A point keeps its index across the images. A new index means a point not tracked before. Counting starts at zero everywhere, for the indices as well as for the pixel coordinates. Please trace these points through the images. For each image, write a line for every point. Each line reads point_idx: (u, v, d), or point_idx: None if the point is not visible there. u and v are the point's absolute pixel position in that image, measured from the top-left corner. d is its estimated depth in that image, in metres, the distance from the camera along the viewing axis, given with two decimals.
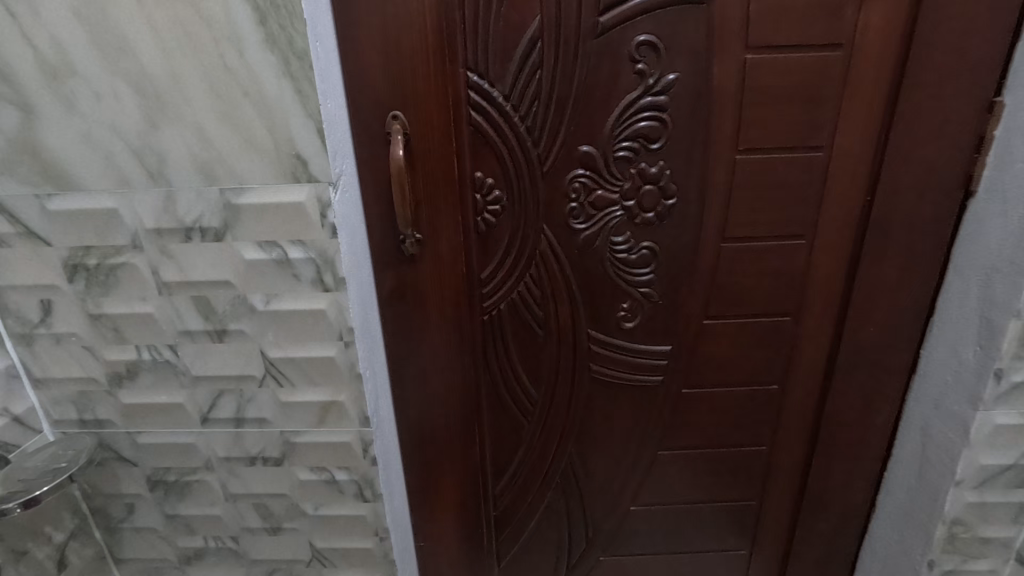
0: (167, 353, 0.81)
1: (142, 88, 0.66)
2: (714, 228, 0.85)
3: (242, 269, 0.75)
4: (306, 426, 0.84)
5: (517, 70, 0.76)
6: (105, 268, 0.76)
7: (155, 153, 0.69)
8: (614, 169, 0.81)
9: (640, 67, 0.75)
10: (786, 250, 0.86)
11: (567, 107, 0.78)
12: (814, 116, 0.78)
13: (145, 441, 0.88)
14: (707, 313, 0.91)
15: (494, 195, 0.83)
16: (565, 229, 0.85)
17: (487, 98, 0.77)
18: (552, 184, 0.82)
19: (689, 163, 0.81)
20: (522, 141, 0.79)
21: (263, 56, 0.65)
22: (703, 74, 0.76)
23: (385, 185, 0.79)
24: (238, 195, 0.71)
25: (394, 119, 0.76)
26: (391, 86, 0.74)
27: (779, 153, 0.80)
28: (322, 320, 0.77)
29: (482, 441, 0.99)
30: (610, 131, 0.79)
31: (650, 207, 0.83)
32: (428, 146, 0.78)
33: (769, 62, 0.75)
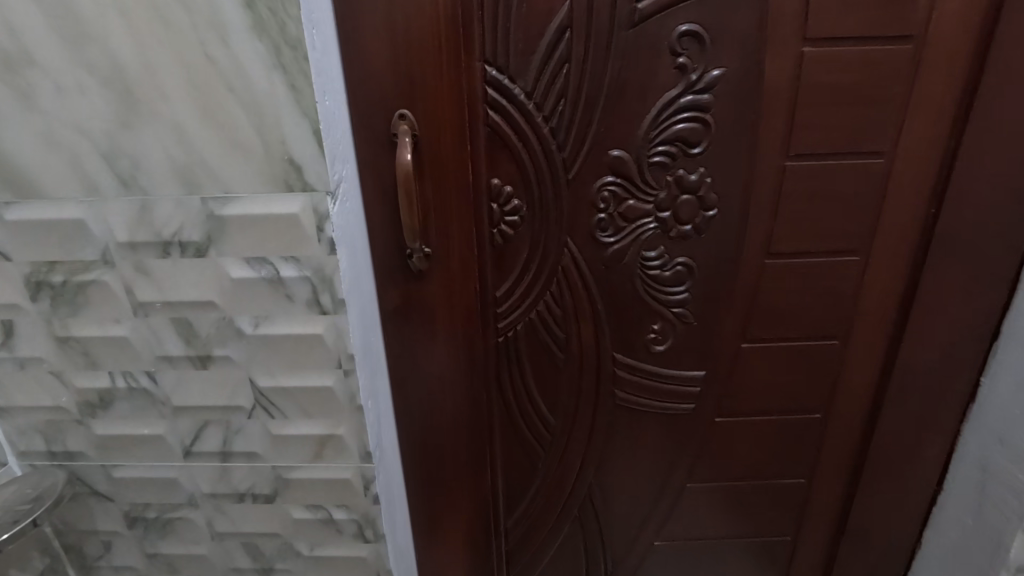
0: (145, 381, 0.72)
1: (111, 82, 0.57)
2: (757, 242, 0.76)
3: (228, 288, 0.66)
4: (300, 461, 0.76)
5: (541, 63, 0.67)
6: (72, 286, 0.67)
7: (127, 157, 0.60)
8: (648, 176, 0.72)
9: (681, 62, 0.66)
10: (837, 267, 0.77)
11: (597, 107, 0.69)
12: (876, 118, 0.69)
13: (122, 476, 0.79)
14: (746, 335, 0.82)
15: (513, 204, 0.74)
16: (591, 242, 0.76)
17: (507, 95, 0.68)
18: (577, 192, 0.73)
19: (733, 170, 0.72)
20: (545, 144, 0.70)
21: (250, 45, 0.56)
22: (752, 69, 0.67)
23: (390, 193, 0.70)
24: (223, 205, 0.62)
25: (401, 118, 0.67)
26: (398, 81, 0.65)
27: (834, 159, 0.71)
28: (318, 346, 0.69)
29: (494, 473, 0.91)
30: (645, 134, 0.70)
31: (687, 219, 0.74)
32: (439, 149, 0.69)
33: (828, 57, 0.66)
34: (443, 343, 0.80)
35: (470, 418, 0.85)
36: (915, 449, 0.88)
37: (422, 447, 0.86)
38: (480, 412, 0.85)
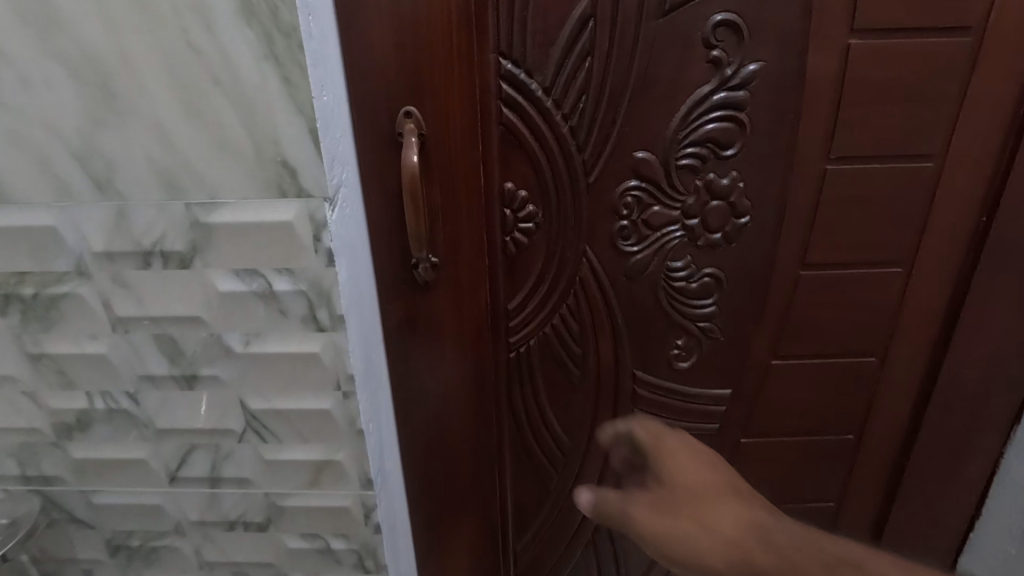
0: (126, 402, 0.66)
1: (82, 73, 0.51)
2: (792, 252, 0.70)
3: (216, 303, 0.60)
4: (294, 488, 0.70)
5: (561, 56, 0.60)
6: (45, 300, 0.61)
7: (102, 157, 0.54)
8: (676, 181, 0.66)
9: (715, 55, 0.60)
10: (878, 279, 0.71)
11: (621, 104, 0.62)
12: (926, 118, 0.63)
13: (103, 502, 0.73)
14: (776, 351, 0.76)
15: (527, 210, 0.68)
16: (612, 252, 0.70)
17: (523, 91, 0.62)
18: (598, 197, 0.67)
19: (768, 174, 0.66)
20: (563, 145, 0.64)
21: (238, 33, 0.50)
22: (793, 64, 0.61)
23: (395, 198, 0.64)
24: (209, 212, 0.56)
25: (406, 116, 0.60)
26: (404, 75, 0.59)
27: (879, 162, 0.65)
28: (314, 365, 0.63)
29: (504, 496, 0.85)
30: (673, 134, 0.64)
31: (717, 227, 0.68)
32: (448, 150, 0.63)
33: (876, 50, 0.60)
34: (451, 360, 0.74)
35: (478, 439, 0.79)
36: (956, 473, 0.82)
37: (428, 470, 0.80)
38: (489, 433, 0.79)
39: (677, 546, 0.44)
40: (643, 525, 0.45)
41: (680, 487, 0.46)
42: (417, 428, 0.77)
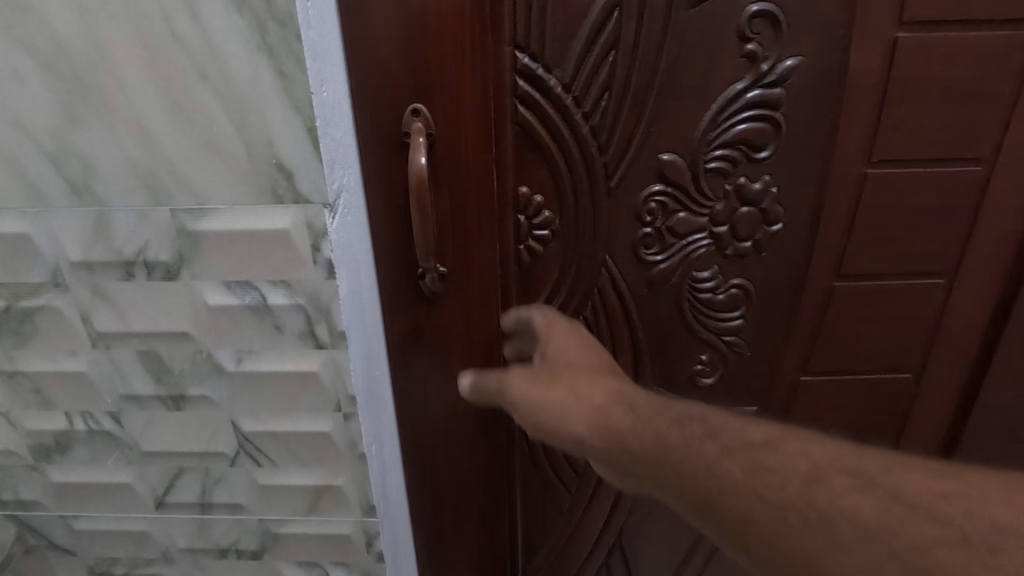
0: (108, 423, 0.61)
1: (54, 65, 0.45)
2: (827, 262, 0.65)
3: (206, 318, 0.55)
4: (291, 515, 0.65)
5: (582, 50, 0.55)
6: (18, 313, 0.56)
7: (77, 158, 0.49)
8: (704, 185, 0.61)
9: (751, 48, 0.55)
10: (916, 291, 0.67)
11: (647, 102, 0.58)
12: (976, 119, 0.58)
13: (85, 529, 0.68)
14: (807, 367, 0.71)
15: (543, 216, 0.63)
16: (633, 261, 0.65)
17: (541, 87, 0.57)
18: (619, 203, 0.62)
19: (803, 178, 0.61)
20: (583, 146, 0.60)
21: (228, 20, 0.45)
22: (835, 59, 0.56)
23: (400, 203, 0.59)
24: (197, 219, 0.51)
25: (414, 114, 0.55)
26: (411, 69, 0.54)
27: (923, 166, 0.60)
28: (313, 384, 0.58)
29: (513, 518, 0.80)
30: (702, 135, 0.59)
31: (747, 235, 0.63)
32: (459, 151, 0.58)
33: (925, 45, 0.55)
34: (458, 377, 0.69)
35: (486, 460, 0.74)
36: None
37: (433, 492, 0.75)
38: (499, 452, 0.74)
39: (545, 407, 0.54)
40: (518, 387, 0.56)
41: (561, 363, 0.57)
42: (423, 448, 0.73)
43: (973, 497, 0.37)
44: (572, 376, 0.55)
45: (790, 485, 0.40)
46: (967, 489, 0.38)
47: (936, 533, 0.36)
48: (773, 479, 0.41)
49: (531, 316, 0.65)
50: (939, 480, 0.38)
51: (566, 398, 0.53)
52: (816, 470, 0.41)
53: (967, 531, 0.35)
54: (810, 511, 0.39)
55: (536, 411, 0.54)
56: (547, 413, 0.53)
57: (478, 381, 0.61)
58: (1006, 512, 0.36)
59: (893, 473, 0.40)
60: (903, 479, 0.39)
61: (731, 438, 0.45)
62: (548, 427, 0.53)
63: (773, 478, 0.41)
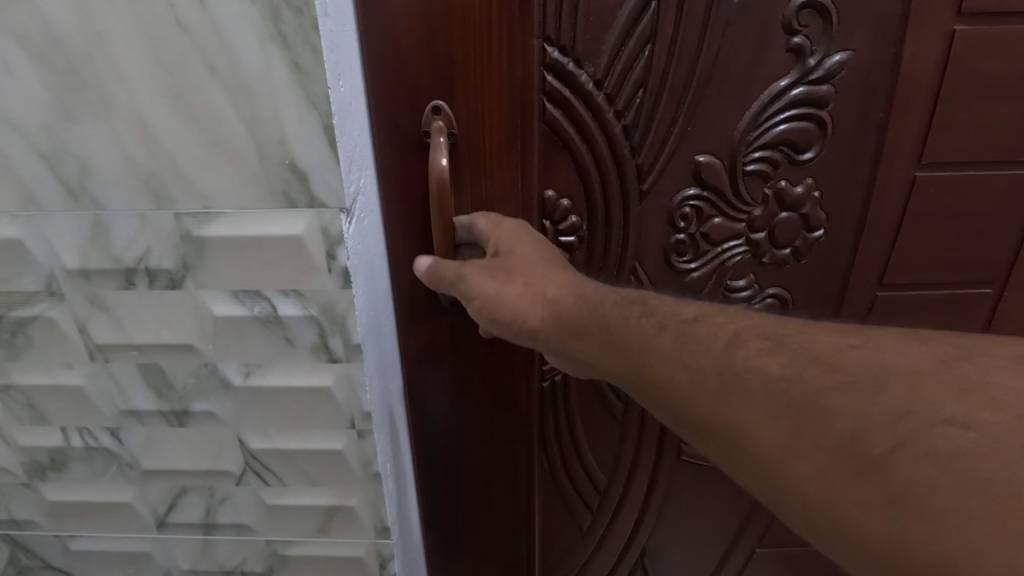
0: (107, 439, 0.57)
1: (48, 56, 0.42)
2: (869, 270, 0.63)
3: (211, 330, 0.52)
4: (302, 537, 0.61)
5: (616, 43, 0.52)
6: (10, 323, 0.52)
7: (73, 157, 0.45)
8: (743, 189, 0.58)
9: (797, 42, 0.52)
10: (962, 300, 0.64)
11: (685, 99, 0.54)
12: None
13: (82, 549, 0.64)
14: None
15: (570, 222, 0.59)
16: (665, 270, 0.62)
17: (571, 83, 0.53)
18: (652, 208, 0.59)
19: (847, 181, 0.58)
20: (615, 147, 0.56)
21: (238, 6, 0.41)
22: (887, 55, 0.53)
23: (420, 206, 0.56)
24: (203, 223, 0.48)
25: (434, 112, 0.52)
26: (434, 63, 0.50)
27: (976, 169, 0.58)
28: (325, 401, 0.54)
29: (530, 543, 0.75)
30: (742, 135, 0.56)
31: (786, 241, 0.61)
32: (483, 152, 0.54)
33: (985, 39, 0.52)
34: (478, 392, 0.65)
35: (506, 479, 0.70)
36: None
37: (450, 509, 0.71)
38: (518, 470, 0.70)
39: (499, 304, 0.48)
40: (471, 285, 0.49)
41: (516, 259, 0.50)
42: (440, 463, 0.69)
43: (884, 349, 0.36)
44: (526, 268, 0.49)
45: (711, 351, 0.40)
46: (871, 342, 0.37)
47: (834, 380, 0.35)
48: (698, 348, 0.41)
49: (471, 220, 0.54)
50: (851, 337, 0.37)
51: (520, 292, 0.48)
52: (736, 336, 0.40)
53: (875, 383, 0.34)
54: (727, 369, 0.39)
55: (488, 305, 0.48)
56: (501, 307, 0.48)
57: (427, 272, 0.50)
58: (903, 357, 0.35)
59: (808, 334, 0.39)
60: (817, 339, 0.38)
61: (669, 316, 0.44)
62: (499, 322, 0.49)
63: (699, 347, 0.41)
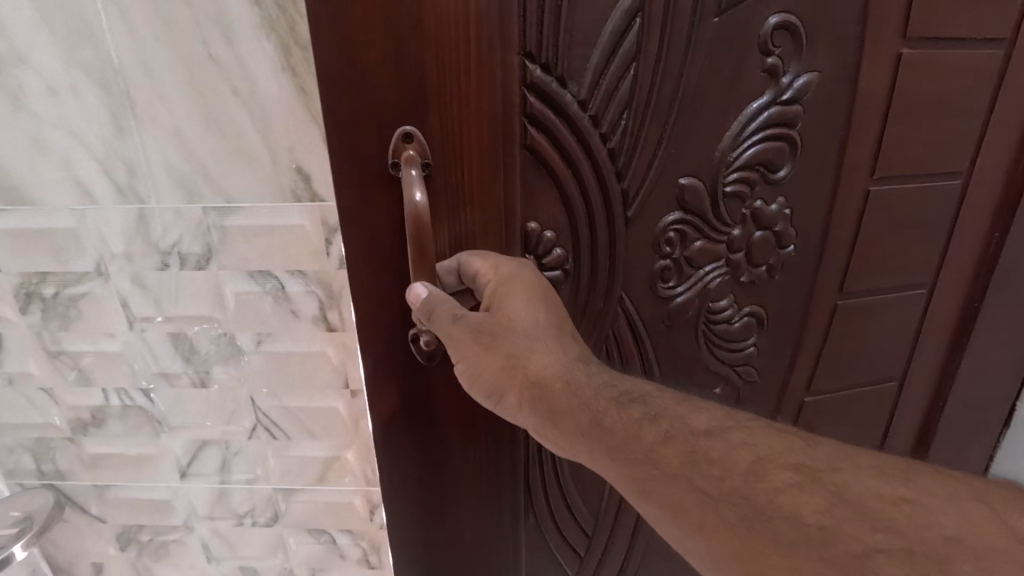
0: (140, 398, 0.68)
1: (106, 82, 0.53)
2: (832, 281, 0.68)
3: (231, 304, 0.63)
4: (302, 484, 0.72)
5: (599, 64, 0.51)
6: (64, 299, 0.63)
7: (124, 163, 0.57)
8: (722, 213, 0.61)
9: (771, 61, 0.55)
10: (899, 300, 0.73)
11: (663, 114, 0.55)
12: (956, 137, 0.65)
13: (114, 497, 0.75)
14: (811, 389, 0.75)
15: (555, 254, 0.58)
16: (651, 296, 0.63)
17: (553, 100, 0.52)
18: (637, 233, 0.60)
19: (811, 199, 0.63)
20: (600, 169, 0.56)
21: (257, 44, 0.52)
22: (849, 75, 0.58)
23: (386, 241, 0.51)
24: (224, 215, 0.59)
25: (405, 138, 0.48)
26: (404, 79, 0.46)
27: (914, 181, 0.66)
28: (325, 364, 0.65)
29: None
30: (722, 157, 0.58)
31: (761, 260, 0.64)
32: (463, 182, 0.51)
33: (928, 61, 0.59)
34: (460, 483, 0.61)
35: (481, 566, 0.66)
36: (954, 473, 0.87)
37: None
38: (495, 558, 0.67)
39: (481, 372, 0.48)
40: (453, 340, 0.46)
41: (507, 321, 0.47)
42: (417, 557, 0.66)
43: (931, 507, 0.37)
44: (508, 341, 0.47)
45: (730, 479, 0.40)
46: (915, 493, 0.38)
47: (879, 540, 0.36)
48: (709, 470, 0.40)
49: (460, 261, 0.52)
50: (895, 485, 0.38)
51: (501, 360, 0.47)
52: (760, 465, 0.40)
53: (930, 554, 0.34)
54: (745, 505, 0.39)
55: (471, 374, 0.48)
56: (483, 381, 0.48)
57: (415, 311, 0.47)
58: (950, 516, 0.36)
59: (844, 476, 0.39)
60: (854, 484, 0.39)
61: (675, 423, 0.43)
62: (478, 391, 0.49)
63: (714, 468, 0.40)
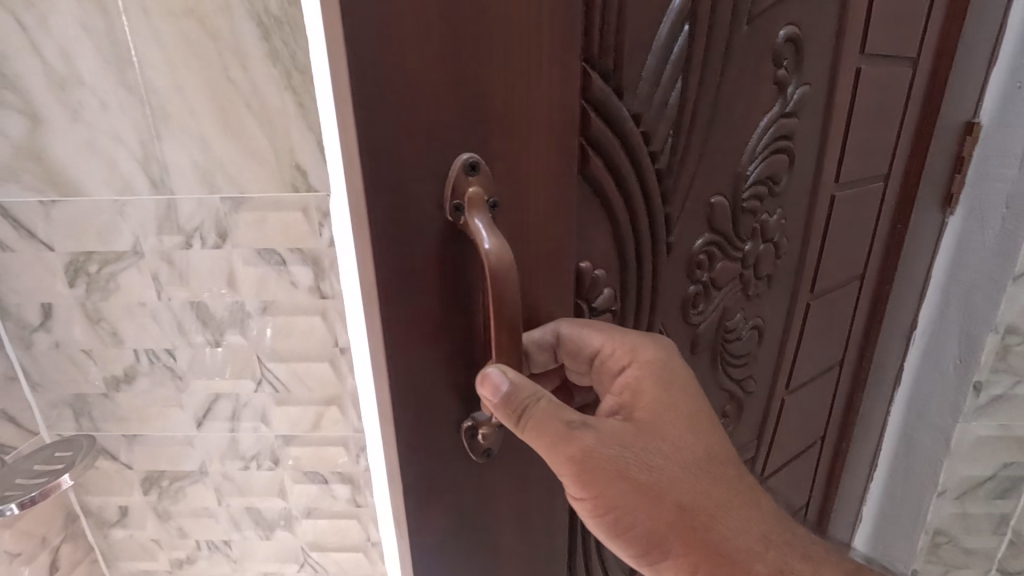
0: (165, 357, 0.82)
1: (146, 99, 0.68)
2: (808, 280, 0.72)
3: (242, 277, 0.77)
4: (297, 432, 0.86)
5: (655, 71, 0.42)
6: (105, 274, 0.77)
7: (159, 163, 0.71)
8: (741, 227, 0.58)
9: (781, 74, 0.54)
10: (843, 290, 0.79)
11: (703, 129, 0.49)
12: (878, 145, 0.72)
13: (140, 445, 0.88)
14: (789, 387, 0.78)
15: (603, 299, 0.45)
16: (682, 326, 0.57)
17: (616, 118, 0.41)
18: (675, 260, 0.53)
19: (797, 208, 0.65)
20: (649, 195, 0.46)
21: (267, 70, 0.68)
22: (824, 85, 0.61)
23: (437, 337, 0.31)
24: (237, 205, 0.74)
25: (468, 171, 0.30)
26: (456, 82, 0.28)
27: (861, 180, 0.72)
28: (316, 328, 0.80)
29: None
30: (743, 170, 0.55)
31: (764, 271, 0.64)
32: (528, 232, 0.34)
33: (872, 74, 0.65)
34: None
35: None
36: (867, 440, 0.93)
37: None
38: None
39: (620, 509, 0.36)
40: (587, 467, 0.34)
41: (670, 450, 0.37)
42: None
43: None
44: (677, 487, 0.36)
45: None
46: None
47: None
48: None
49: (559, 332, 0.38)
50: None
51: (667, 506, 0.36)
52: None
53: None
54: None
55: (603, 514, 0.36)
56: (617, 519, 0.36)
57: (497, 410, 0.32)
58: None
59: None
60: None
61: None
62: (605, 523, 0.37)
63: None
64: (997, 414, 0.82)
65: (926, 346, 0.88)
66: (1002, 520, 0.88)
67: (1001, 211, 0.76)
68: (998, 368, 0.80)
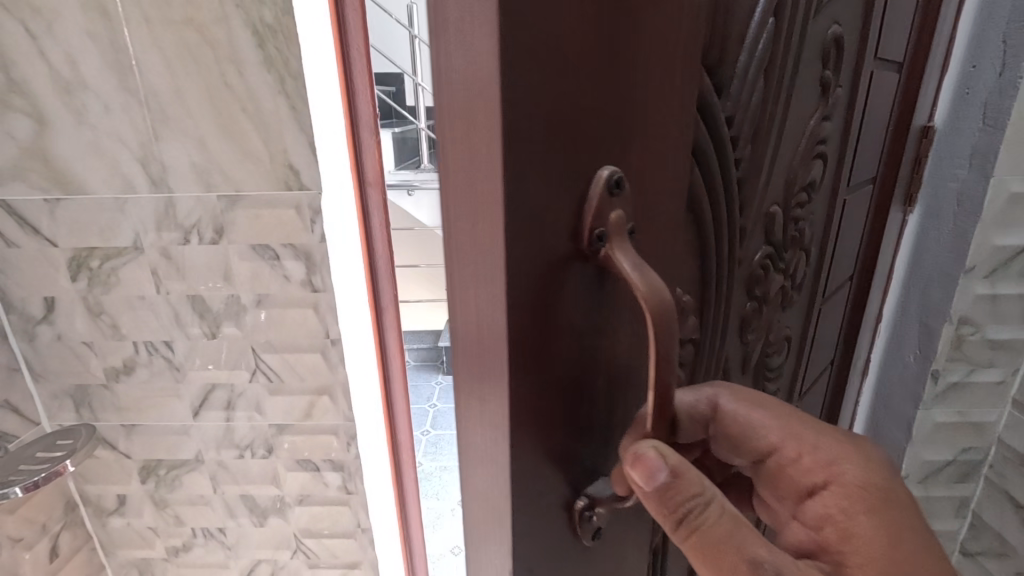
0: (164, 350, 0.86)
1: (146, 102, 0.72)
2: (825, 282, 0.76)
3: (238, 271, 0.81)
4: (291, 420, 0.90)
5: (745, 69, 0.41)
6: (105, 269, 0.81)
7: (158, 163, 0.75)
8: (786, 234, 0.59)
9: (824, 79, 0.56)
10: (838, 287, 0.83)
11: (771, 133, 0.49)
12: (869, 149, 0.76)
13: (138, 434, 0.92)
14: (802, 391, 0.82)
15: (692, 328, 0.42)
16: (739, 339, 0.55)
17: (711, 126, 0.39)
18: (743, 270, 0.52)
19: (823, 212, 0.69)
20: (733, 202, 0.45)
21: (260, 76, 0.72)
22: (849, 91, 0.64)
23: (560, 382, 0.27)
24: (234, 202, 0.78)
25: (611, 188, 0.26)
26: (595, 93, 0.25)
27: (862, 184, 0.78)
28: (307, 320, 0.84)
29: None
30: (790, 175, 0.56)
31: (799, 275, 0.67)
32: (650, 253, 0.31)
33: (875, 79, 0.69)
34: None
35: None
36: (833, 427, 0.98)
37: None
38: None
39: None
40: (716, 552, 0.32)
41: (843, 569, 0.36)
42: None
43: None
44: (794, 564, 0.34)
45: None
46: None
47: None
48: None
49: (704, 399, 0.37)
50: None
51: None
52: None
53: None
54: None
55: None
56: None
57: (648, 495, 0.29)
58: None
59: None
60: None
61: None
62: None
63: None
64: (956, 402, 0.86)
65: (888, 338, 0.93)
66: (963, 503, 0.91)
67: (953, 209, 0.80)
68: (954, 356, 0.84)
